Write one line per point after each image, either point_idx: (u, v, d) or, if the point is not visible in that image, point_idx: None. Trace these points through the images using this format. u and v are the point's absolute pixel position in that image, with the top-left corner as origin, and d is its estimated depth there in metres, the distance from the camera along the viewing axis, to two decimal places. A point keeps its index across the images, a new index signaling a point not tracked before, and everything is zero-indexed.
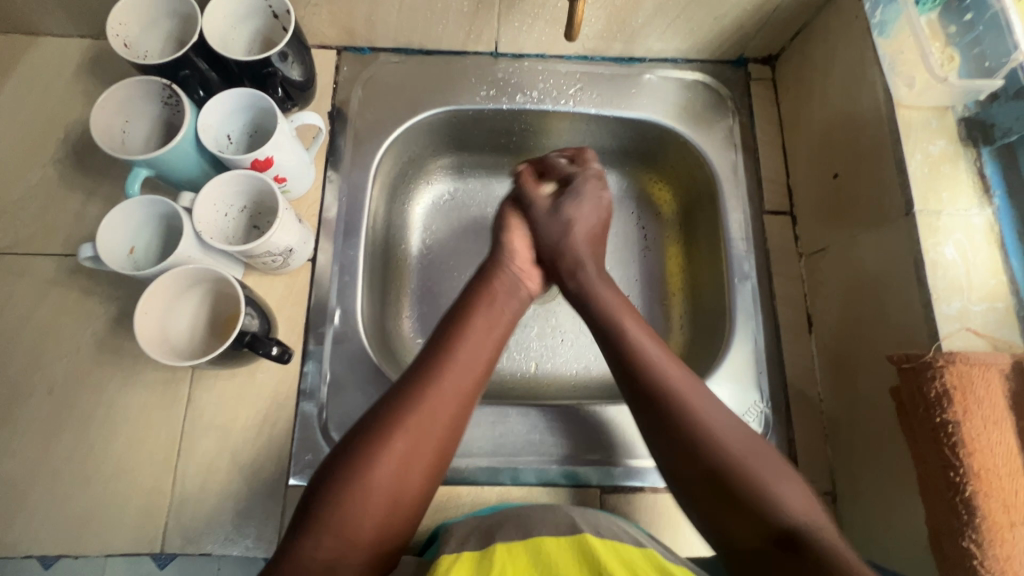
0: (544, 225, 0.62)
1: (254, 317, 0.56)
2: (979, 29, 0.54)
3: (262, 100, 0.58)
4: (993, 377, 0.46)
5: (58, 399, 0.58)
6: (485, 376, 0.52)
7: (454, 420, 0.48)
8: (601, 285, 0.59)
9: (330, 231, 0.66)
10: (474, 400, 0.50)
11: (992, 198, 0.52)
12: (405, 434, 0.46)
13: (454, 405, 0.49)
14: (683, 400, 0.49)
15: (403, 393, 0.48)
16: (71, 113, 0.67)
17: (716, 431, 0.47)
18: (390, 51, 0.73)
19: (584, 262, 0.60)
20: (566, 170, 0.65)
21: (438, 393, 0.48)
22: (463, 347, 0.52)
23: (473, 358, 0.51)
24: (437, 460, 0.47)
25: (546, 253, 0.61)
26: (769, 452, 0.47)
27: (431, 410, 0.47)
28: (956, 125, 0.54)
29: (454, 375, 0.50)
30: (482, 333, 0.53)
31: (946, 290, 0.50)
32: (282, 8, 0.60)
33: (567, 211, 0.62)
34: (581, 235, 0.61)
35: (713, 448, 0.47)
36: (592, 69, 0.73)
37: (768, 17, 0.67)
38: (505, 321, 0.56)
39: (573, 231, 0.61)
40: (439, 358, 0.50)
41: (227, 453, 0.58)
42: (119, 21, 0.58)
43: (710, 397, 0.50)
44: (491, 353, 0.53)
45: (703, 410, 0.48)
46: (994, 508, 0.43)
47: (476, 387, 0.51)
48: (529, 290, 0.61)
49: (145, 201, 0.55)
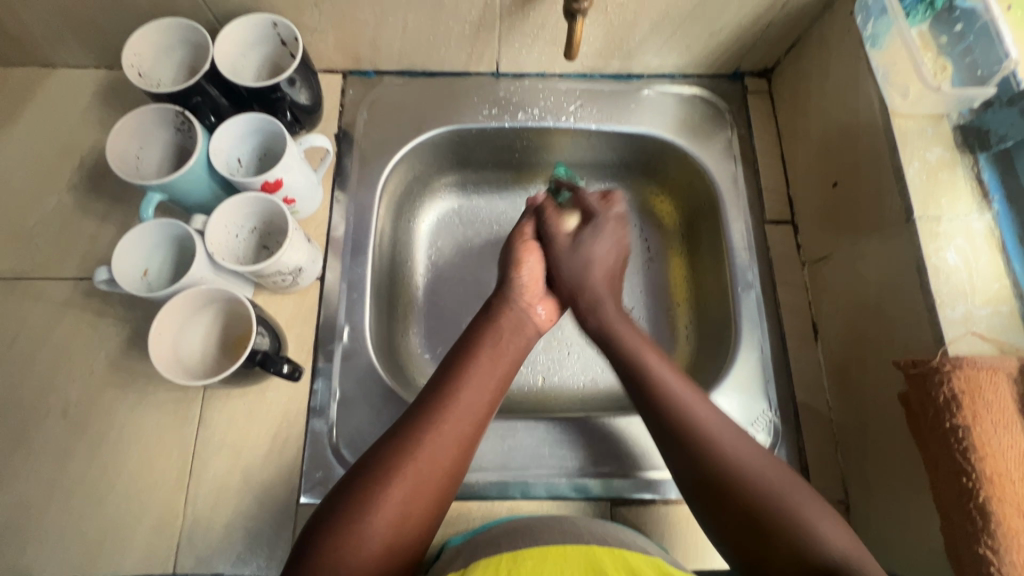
0: (565, 260, 0.63)
1: (265, 335, 0.57)
2: (971, 38, 0.55)
3: (271, 123, 0.60)
4: (1000, 380, 0.46)
5: (72, 420, 0.59)
6: (487, 417, 0.52)
7: (456, 459, 0.49)
8: (620, 324, 0.59)
9: (339, 249, 0.67)
10: (475, 442, 0.51)
11: (991, 203, 0.53)
12: (406, 475, 0.46)
13: (456, 445, 0.49)
14: (695, 423, 0.50)
15: (405, 432, 0.49)
16: (86, 141, 0.69)
17: (729, 450, 0.48)
18: (394, 74, 0.75)
19: (603, 297, 0.61)
20: (593, 205, 0.67)
21: (440, 433, 0.49)
22: (466, 387, 0.52)
23: (475, 399, 0.52)
24: (438, 501, 0.47)
25: (568, 287, 0.63)
26: (790, 480, 0.47)
27: (433, 449, 0.48)
28: (951, 133, 0.55)
29: (455, 416, 0.50)
30: (483, 370, 0.54)
31: (949, 295, 0.50)
32: (290, 35, 0.62)
33: (588, 249, 0.64)
34: (599, 273, 0.63)
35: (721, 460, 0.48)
36: (591, 86, 0.75)
37: (763, 32, 0.69)
38: (510, 359, 0.57)
39: (593, 269, 0.63)
40: (441, 398, 0.51)
41: (238, 472, 0.58)
42: (133, 52, 0.60)
43: (721, 420, 0.50)
44: (494, 393, 0.53)
45: (718, 437, 0.49)
46: (1008, 512, 0.43)
47: (478, 428, 0.51)
48: (540, 319, 0.62)
49: (158, 223, 0.56)
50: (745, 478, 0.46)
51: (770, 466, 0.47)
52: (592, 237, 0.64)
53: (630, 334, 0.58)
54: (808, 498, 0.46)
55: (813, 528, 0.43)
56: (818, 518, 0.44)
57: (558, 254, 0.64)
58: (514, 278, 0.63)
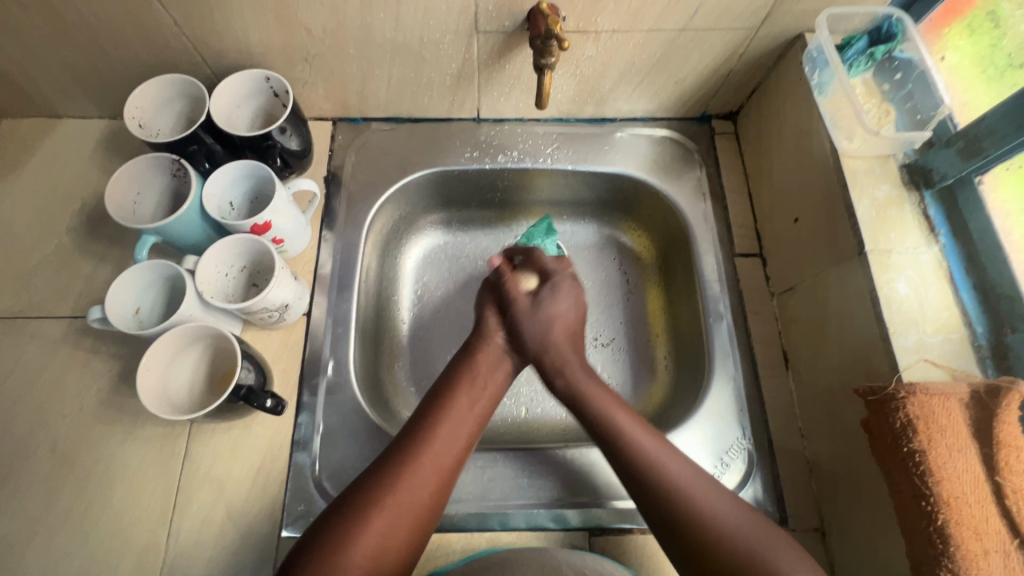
0: (525, 321, 0.63)
1: (250, 370, 0.59)
2: (910, 86, 0.62)
3: (261, 169, 0.63)
4: (953, 406, 0.48)
5: (60, 457, 0.60)
6: (465, 451, 0.54)
7: (434, 494, 0.50)
8: (587, 382, 0.60)
9: (325, 286, 0.70)
10: (453, 476, 0.52)
11: (937, 236, 0.57)
12: (386, 507, 0.47)
13: (434, 478, 0.50)
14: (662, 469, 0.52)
15: (384, 467, 0.50)
16: (88, 186, 0.73)
17: (696, 493, 0.50)
18: (380, 120, 0.79)
19: (568, 361, 0.62)
20: (549, 264, 0.69)
21: (419, 469, 0.50)
22: (445, 423, 0.54)
23: (453, 434, 0.54)
24: (416, 535, 0.48)
25: (531, 352, 0.63)
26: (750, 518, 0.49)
27: (412, 484, 0.49)
28: (898, 171, 0.60)
29: (435, 450, 0.52)
30: (463, 405, 0.56)
31: (902, 324, 0.53)
32: (282, 88, 0.66)
33: (549, 308, 0.64)
34: (560, 332, 0.64)
35: (689, 505, 0.50)
36: (567, 130, 0.80)
37: (725, 79, 0.74)
38: (489, 394, 0.59)
39: (554, 328, 0.63)
40: (420, 433, 0.53)
41: (221, 505, 0.59)
42: (136, 105, 0.64)
43: (684, 465, 0.53)
44: (472, 430, 0.55)
45: (684, 481, 0.51)
46: (966, 535, 0.45)
47: (457, 463, 0.53)
48: (515, 358, 0.64)
49: (151, 265, 0.59)
50: (712, 522, 0.48)
51: (733, 507, 0.50)
52: (551, 296, 0.66)
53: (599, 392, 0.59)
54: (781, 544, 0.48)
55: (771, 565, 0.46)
56: (778, 554, 0.47)
57: (519, 315, 0.63)
58: (487, 322, 0.64)
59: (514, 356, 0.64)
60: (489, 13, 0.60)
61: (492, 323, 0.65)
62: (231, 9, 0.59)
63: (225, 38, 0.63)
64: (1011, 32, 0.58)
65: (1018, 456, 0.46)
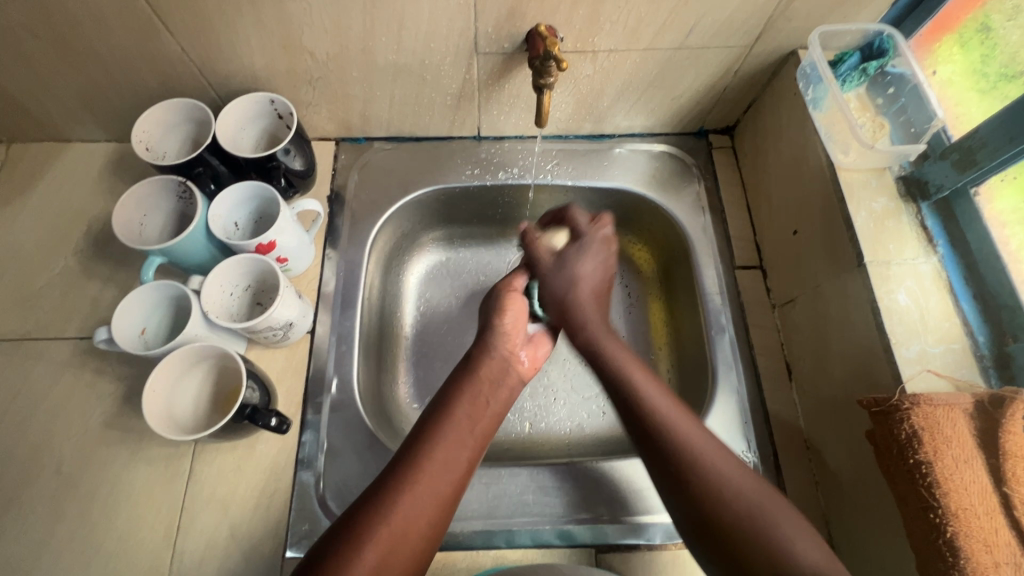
0: (550, 278, 0.68)
1: (255, 389, 0.59)
2: (903, 99, 0.63)
3: (265, 190, 0.64)
4: (957, 416, 0.48)
5: (64, 478, 0.60)
6: (466, 477, 0.54)
7: (433, 520, 0.49)
8: (609, 342, 0.63)
9: (329, 304, 0.70)
10: (453, 504, 0.52)
11: (936, 247, 0.58)
12: (382, 535, 0.46)
13: (432, 503, 0.50)
14: (690, 451, 0.50)
15: (380, 495, 0.49)
16: (95, 208, 0.74)
17: (711, 464, 0.49)
18: (382, 140, 0.80)
19: (590, 315, 0.65)
20: (581, 225, 0.71)
21: (416, 495, 0.50)
22: (443, 445, 0.54)
23: (451, 457, 0.53)
24: (415, 563, 0.47)
25: (552, 305, 0.68)
26: (766, 495, 0.48)
27: (408, 510, 0.48)
28: (894, 183, 0.61)
29: (432, 475, 0.51)
30: (464, 424, 0.56)
31: (903, 335, 0.54)
32: (286, 110, 0.68)
33: (575, 267, 0.68)
34: (586, 290, 0.67)
35: (703, 472, 0.49)
36: (566, 147, 0.81)
37: (721, 95, 0.75)
38: (491, 415, 0.59)
39: (579, 285, 0.67)
40: (416, 458, 0.52)
41: (226, 525, 0.59)
42: (143, 129, 0.66)
43: (703, 435, 0.52)
44: (472, 452, 0.55)
45: (700, 452, 0.50)
46: (976, 547, 0.44)
47: (456, 486, 0.52)
48: (519, 371, 0.65)
49: (158, 286, 0.59)
50: (727, 497, 0.47)
51: (747, 479, 0.49)
52: (577, 255, 0.69)
53: (618, 348, 0.62)
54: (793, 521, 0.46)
55: (787, 545, 0.44)
56: (796, 537, 0.45)
57: (543, 270, 0.69)
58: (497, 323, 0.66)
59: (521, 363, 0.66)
60: (489, 35, 0.62)
61: (500, 330, 0.66)
62: (237, 35, 0.60)
63: (230, 63, 0.64)
64: (1003, 44, 0.58)
65: None
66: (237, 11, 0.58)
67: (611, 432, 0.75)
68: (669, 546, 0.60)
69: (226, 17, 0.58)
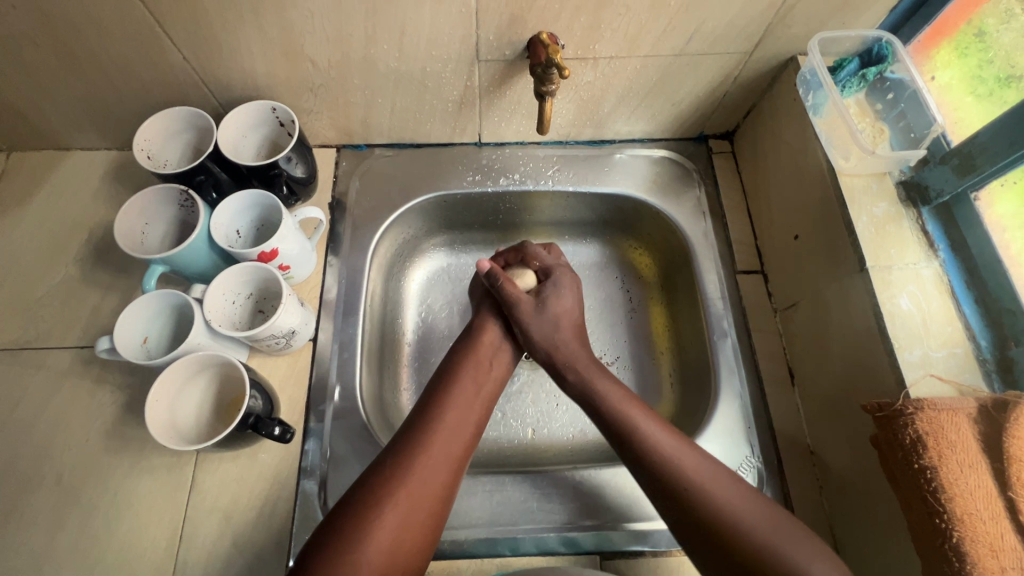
0: (533, 322, 0.65)
1: (258, 398, 0.58)
2: (902, 105, 0.63)
3: (267, 198, 0.64)
4: (961, 420, 0.49)
5: (65, 489, 0.60)
6: (473, 441, 0.57)
7: (447, 482, 0.53)
8: (604, 383, 0.61)
9: (331, 311, 0.70)
10: (463, 462, 0.55)
11: (936, 251, 0.58)
12: (400, 500, 0.50)
13: (445, 468, 0.53)
14: (676, 470, 0.52)
15: (393, 460, 0.52)
16: (96, 216, 0.74)
17: (700, 488, 0.51)
18: (384, 146, 0.80)
19: (575, 355, 0.64)
20: (547, 261, 0.73)
21: (429, 458, 0.53)
22: (452, 409, 0.58)
23: (461, 422, 0.57)
24: (432, 519, 0.51)
25: (541, 347, 0.65)
26: (755, 508, 0.50)
27: (423, 473, 0.52)
28: (894, 188, 0.61)
29: (443, 438, 0.55)
30: (468, 391, 0.60)
31: (906, 339, 0.54)
32: (287, 118, 0.68)
33: (553, 305, 0.67)
34: (568, 328, 0.66)
35: (695, 498, 0.50)
36: (567, 152, 0.81)
37: (721, 101, 0.75)
38: (494, 378, 0.63)
39: (562, 323, 0.66)
40: (428, 423, 0.56)
41: (228, 535, 0.59)
42: (144, 137, 0.66)
43: (679, 447, 0.54)
44: (480, 414, 0.59)
45: (685, 476, 0.52)
46: (983, 553, 0.44)
47: (466, 450, 0.56)
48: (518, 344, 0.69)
49: (160, 294, 0.59)
50: (736, 522, 0.49)
51: (734, 494, 0.51)
52: (555, 290, 0.69)
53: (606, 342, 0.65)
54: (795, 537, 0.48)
55: (797, 565, 0.46)
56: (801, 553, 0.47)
57: (524, 318, 0.65)
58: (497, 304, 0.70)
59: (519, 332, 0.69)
60: (491, 43, 0.62)
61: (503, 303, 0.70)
62: (239, 43, 0.60)
63: (232, 71, 0.64)
64: (996, 46, 0.59)
65: None
66: (240, 20, 0.58)
67: None
68: (674, 553, 0.60)
69: (229, 26, 0.58)
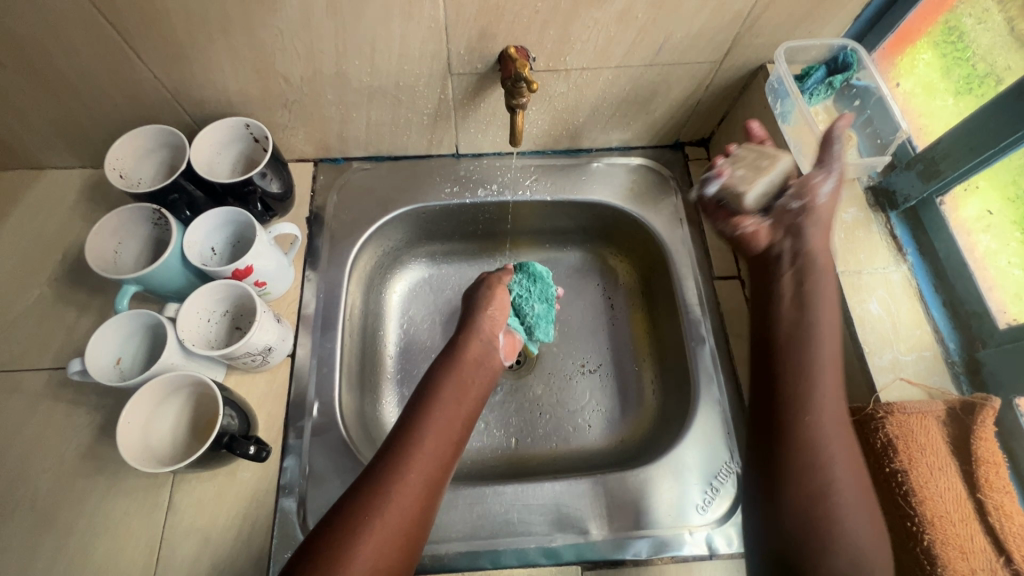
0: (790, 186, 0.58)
1: (233, 417, 0.58)
2: (868, 111, 0.65)
3: (241, 215, 0.64)
4: (931, 423, 0.50)
5: (39, 513, 0.59)
6: (451, 460, 0.58)
7: (423, 506, 0.53)
8: (816, 285, 0.56)
9: (309, 326, 0.70)
10: (440, 486, 0.55)
11: (906, 255, 0.60)
12: (375, 529, 0.49)
13: (421, 492, 0.53)
14: (808, 388, 0.52)
15: (368, 486, 0.52)
16: (70, 235, 0.73)
17: (818, 411, 0.51)
18: (361, 159, 0.80)
19: (811, 252, 0.57)
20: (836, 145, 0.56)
21: (407, 482, 0.53)
22: (430, 432, 0.58)
23: (439, 444, 0.57)
24: (409, 548, 0.51)
25: (790, 223, 0.58)
26: (849, 455, 0.49)
27: (399, 499, 0.51)
28: (864, 195, 0.64)
29: (422, 459, 0.55)
30: (449, 408, 0.61)
31: (877, 344, 0.55)
32: (261, 134, 0.68)
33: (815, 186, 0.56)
34: (818, 217, 0.57)
35: (807, 417, 0.51)
36: (545, 162, 0.81)
37: (695, 108, 0.76)
38: (473, 396, 0.64)
39: (812, 208, 0.57)
40: (406, 446, 0.56)
41: (206, 555, 0.58)
42: (116, 157, 0.66)
43: (831, 375, 0.52)
44: (458, 433, 0.60)
45: (814, 396, 0.51)
46: (954, 555, 0.45)
47: (444, 470, 0.56)
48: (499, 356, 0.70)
49: (133, 314, 0.59)
50: (820, 467, 0.49)
51: (842, 431, 0.50)
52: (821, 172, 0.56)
53: (831, 287, 0.56)
54: (860, 508, 0.48)
55: (840, 524, 0.47)
56: (856, 517, 0.47)
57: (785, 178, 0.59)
58: (482, 315, 0.70)
59: (499, 350, 0.70)
60: (462, 57, 0.62)
61: (488, 315, 0.70)
62: (209, 61, 0.60)
63: (203, 89, 0.64)
64: (974, 45, 0.60)
65: (997, 472, 0.47)
66: (209, 40, 0.58)
67: (597, 445, 0.75)
68: (655, 561, 0.60)
69: (198, 44, 0.58)
